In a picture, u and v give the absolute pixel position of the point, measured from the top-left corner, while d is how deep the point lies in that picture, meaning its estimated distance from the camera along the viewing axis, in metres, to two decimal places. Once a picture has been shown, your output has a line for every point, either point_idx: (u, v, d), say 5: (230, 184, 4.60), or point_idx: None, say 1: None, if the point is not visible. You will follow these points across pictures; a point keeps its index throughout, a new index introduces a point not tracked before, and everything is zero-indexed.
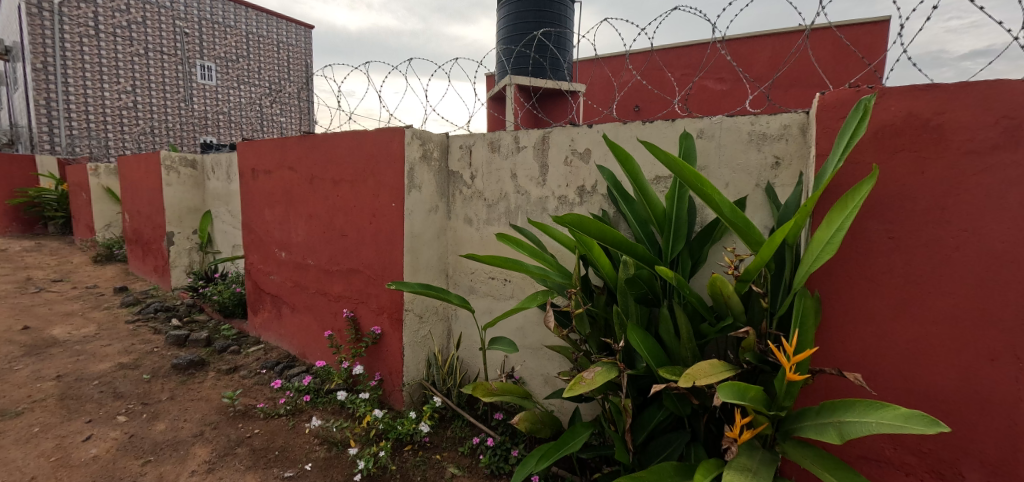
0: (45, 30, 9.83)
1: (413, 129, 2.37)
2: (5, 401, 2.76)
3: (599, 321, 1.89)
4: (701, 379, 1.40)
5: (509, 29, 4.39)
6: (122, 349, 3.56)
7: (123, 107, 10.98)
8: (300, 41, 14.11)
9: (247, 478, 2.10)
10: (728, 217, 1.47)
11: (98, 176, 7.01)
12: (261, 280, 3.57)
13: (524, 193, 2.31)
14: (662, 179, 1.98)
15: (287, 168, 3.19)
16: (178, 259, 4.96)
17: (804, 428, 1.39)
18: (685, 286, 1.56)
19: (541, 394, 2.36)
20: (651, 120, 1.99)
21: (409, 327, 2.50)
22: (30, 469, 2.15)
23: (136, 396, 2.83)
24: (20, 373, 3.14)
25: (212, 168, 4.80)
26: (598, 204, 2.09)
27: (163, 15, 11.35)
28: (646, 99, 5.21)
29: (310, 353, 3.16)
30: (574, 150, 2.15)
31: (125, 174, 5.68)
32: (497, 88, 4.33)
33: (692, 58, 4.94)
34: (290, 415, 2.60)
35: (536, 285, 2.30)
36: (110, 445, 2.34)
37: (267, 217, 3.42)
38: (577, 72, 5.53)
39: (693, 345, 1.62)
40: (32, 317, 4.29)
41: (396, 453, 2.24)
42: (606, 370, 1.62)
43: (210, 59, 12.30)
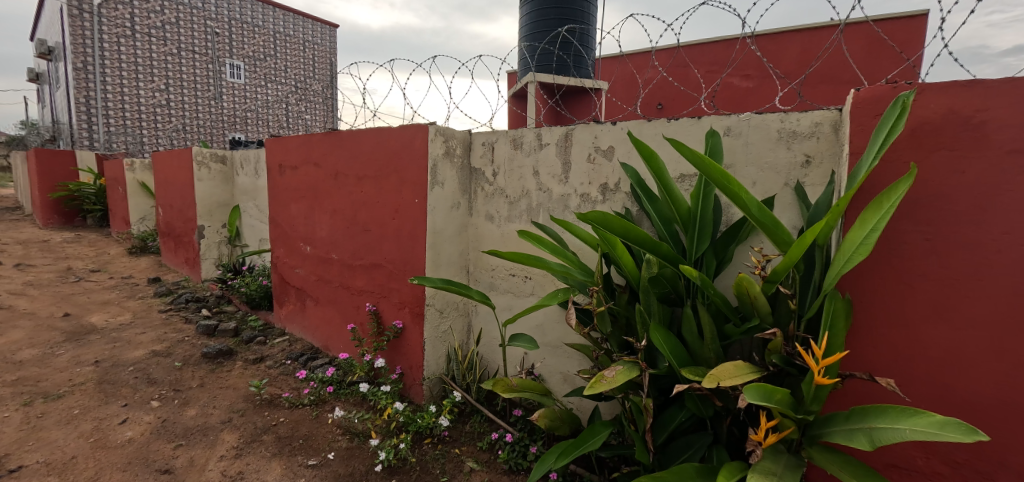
0: (85, 31, 10.27)
1: (436, 126, 2.39)
2: (47, 384, 2.90)
3: (620, 320, 1.88)
4: (726, 380, 1.38)
5: (533, 26, 4.37)
6: (156, 337, 3.70)
7: (156, 104, 11.39)
8: (325, 40, 14.34)
9: (273, 465, 2.16)
10: (756, 216, 1.44)
11: (134, 171, 7.28)
12: (286, 273, 3.65)
13: (546, 190, 2.31)
14: (687, 178, 1.95)
15: (313, 164, 3.25)
16: (209, 252, 5.12)
17: (832, 434, 1.35)
18: (710, 286, 1.53)
19: (560, 392, 2.35)
20: (677, 117, 1.96)
21: (431, 322, 2.53)
22: (71, 449, 2.25)
23: (168, 383, 2.94)
24: (62, 358, 3.30)
25: (241, 164, 4.94)
26: (621, 202, 2.08)
27: (195, 16, 11.70)
28: (670, 97, 5.13)
29: (333, 346, 3.23)
30: (597, 148, 2.13)
31: (159, 170, 5.88)
32: (520, 85, 4.32)
33: (719, 54, 4.84)
34: (313, 405, 2.66)
35: (556, 283, 2.29)
36: (144, 429, 2.43)
37: (292, 212, 3.51)
38: (600, 69, 5.49)
39: (716, 346, 1.60)
40: (73, 304, 4.50)
41: (415, 445, 2.27)
42: (628, 369, 1.61)
43: (239, 58, 12.64)
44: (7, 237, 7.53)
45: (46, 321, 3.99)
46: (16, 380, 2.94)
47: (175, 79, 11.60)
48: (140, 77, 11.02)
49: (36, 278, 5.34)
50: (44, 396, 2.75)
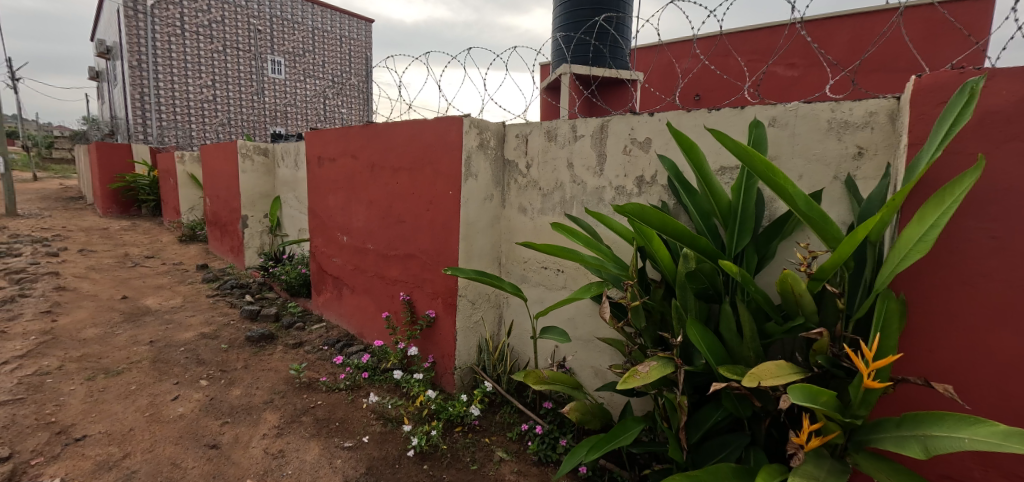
0: (141, 30, 10.89)
1: (471, 118, 2.40)
2: (108, 361, 3.11)
3: (654, 315, 1.85)
4: (767, 379, 1.33)
5: (568, 16, 4.31)
6: (204, 320, 3.92)
7: (204, 100, 11.96)
8: (362, 36, 14.56)
9: (311, 445, 2.25)
10: (802, 210, 1.38)
11: (184, 163, 7.68)
12: (324, 262, 3.77)
13: (580, 183, 2.28)
14: (728, 170, 1.88)
15: (350, 156, 3.33)
16: (252, 241, 5.33)
17: (881, 440, 1.28)
18: (751, 282, 1.47)
19: (591, 386, 2.34)
20: (718, 107, 1.89)
21: (462, 312, 2.55)
22: (129, 422, 2.42)
23: (215, 364, 3.10)
24: (121, 337, 3.54)
25: (282, 156, 5.11)
26: (657, 195, 2.03)
27: (239, 14, 12.19)
28: (708, 87, 4.97)
29: (367, 333, 3.32)
30: (634, 140, 2.08)
31: (207, 162, 6.18)
32: (553, 77, 4.29)
33: (763, 43, 4.64)
34: (349, 390, 2.75)
35: (589, 277, 2.26)
36: (194, 406, 2.58)
37: (330, 202, 3.61)
38: (637, 59, 5.37)
39: (756, 345, 1.54)
40: (130, 288, 4.81)
41: (446, 433, 2.31)
42: (662, 365, 1.58)
43: (280, 54, 13.07)
44: (71, 225, 8.10)
45: (107, 303, 4.28)
46: (81, 356, 3.17)
47: (221, 75, 12.14)
48: (189, 74, 11.59)
49: (98, 263, 5.74)
50: (106, 372, 2.96)
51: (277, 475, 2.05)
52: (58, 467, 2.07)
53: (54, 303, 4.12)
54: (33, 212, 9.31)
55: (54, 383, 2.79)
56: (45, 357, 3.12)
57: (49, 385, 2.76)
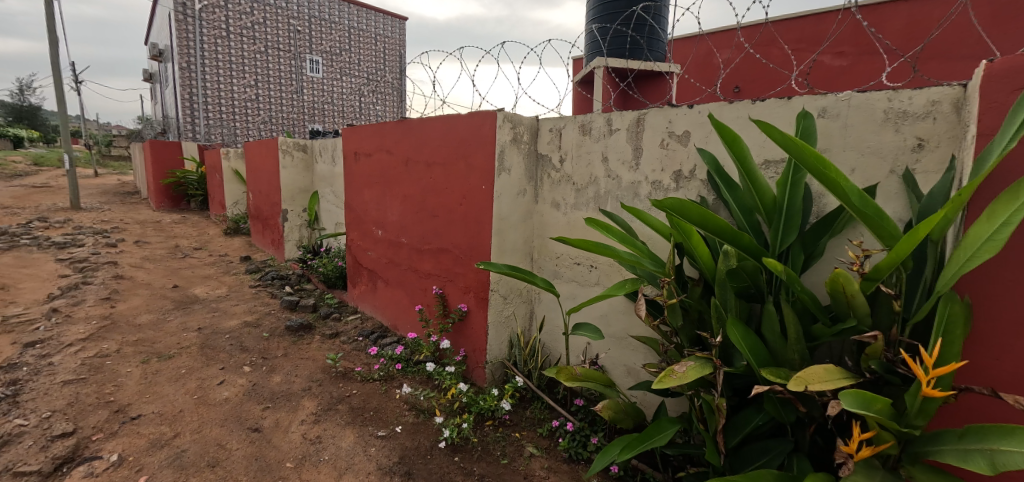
0: (190, 34, 11.45)
1: (504, 112, 2.38)
2: (160, 346, 3.30)
3: (692, 314, 1.80)
4: (814, 384, 1.26)
5: (602, 8, 4.23)
6: (248, 309, 4.09)
7: (247, 99, 12.49)
8: (395, 34, 14.70)
9: (347, 432, 2.31)
10: (856, 206, 1.29)
11: (229, 160, 8.02)
12: (359, 255, 3.86)
13: (615, 177, 2.23)
14: (773, 164, 1.80)
15: (385, 151, 3.39)
16: (291, 234, 5.52)
17: (941, 453, 1.20)
18: (797, 281, 1.40)
19: (623, 385, 2.30)
20: (764, 97, 1.80)
21: (494, 307, 2.56)
22: (179, 403, 2.55)
23: (257, 351, 3.23)
24: (172, 323, 3.75)
25: (320, 152, 5.25)
26: (696, 190, 1.96)
27: (280, 15, 12.63)
28: (748, 78, 4.78)
29: (401, 325, 3.38)
30: (671, 133, 2.02)
31: (250, 158, 6.43)
32: (586, 71, 4.22)
33: (811, 31, 4.41)
34: (383, 380, 2.81)
35: (623, 274, 2.22)
36: (238, 391, 2.70)
37: (366, 197, 3.69)
38: (674, 51, 5.24)
39: (802, 348, 1.47)
40: (180, 277, 5.08)
41: (477, 426, 2.33)
42: (700, 366, 1.53)
43: (317, 53, 13.46)
44: (128, 218, 8.63)
45: (159, 291, 4.54)
46: (136, 341, 3.38)
47: (263, 75, 12.64)
48: (233, 75, 12.13)
49: (152, 253, 6.08)
50: (158, 356, 3.14)
51: (314, 460, 2.12)
52: (115, 443, 2.21)
53: (112, 290, 4.40)
54: (94, 206, 9.97)
55: (112, 365, 2.98)
56: (105, 340, 3.33)
57: (108, 367, 2.94)
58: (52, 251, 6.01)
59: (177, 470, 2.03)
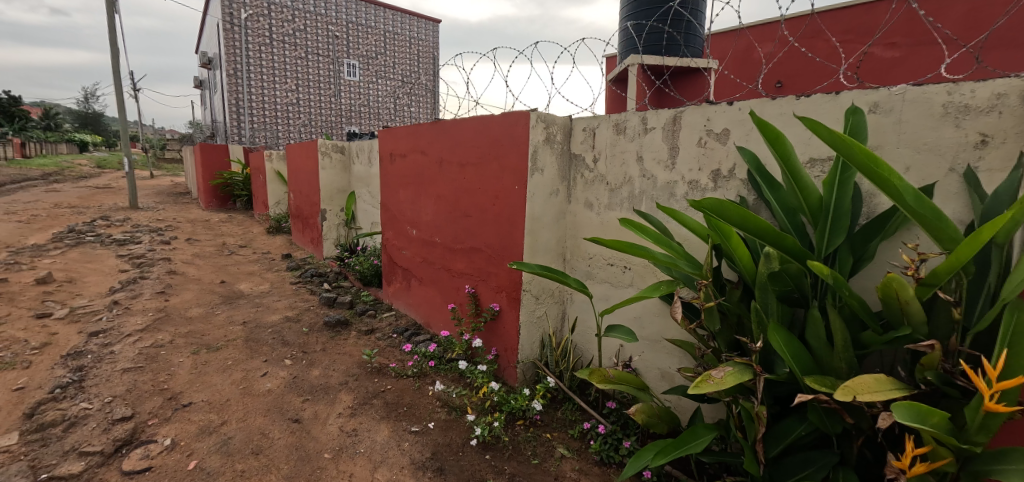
0: (236, 42, 12.01)
1: (538, 112, 2.38)
2: (209, 338, 3.48)
3: (730, 318, 1.75)
4: (864, 394, 1.20)
5: (637, 4, 4.15)
6: (289, 304, 4.26)
7: (288, 103, 13.01)
8: (429, 36, 14.94)
9: (382, 426, 2.36)
10: (912, 207, 1.21)
11: (273, 161, 8.36)
12: (394, 254, 3.95)
13: (650, 177, 2.19)
14: (819, 162, 1.72)
15: (420, 152, 3.45)
16: (329, 233, 5.70)
17: (1006, 473, 1.11)
18: (845, 285, 1.33)
19: (657, 389, 2.26)
20: (809, 93, 1.73)
21: (527, 307, 2.56)
22: (226, 393, 2.69)
23: (297, 345, 3.36)
24: (220, 316, 3.95)
25: (357, 153, 5.40)
26: (736, 190, 1.91)
27: (319, 22, 13.09)
28: (791, 73, 4.60)
29: (434, 323, 3.44)
30: (709, 131, 1.97)
31: (291, 159, 6.68)
32: (620, 68, 4.17)
33: (860, 21, 4.20)
34: (416, 377, 2.86)
35: (658, 275, 2.18)
36: (280, 382, 2.82)
37: (400, 197, 3.77)
38: (713, 46, 5.09)
39: (850, 355, 1.40)
40: (227, 273, 5.34)
41: (508, 425, 2.34)
42: (739, 372, 1.48)
43: (354, 57, 13.87)
44: (180, 217, 9.15)
45: (208, 286, 4.79)
46: (187, 332, 3.58)
47: (304, 80, 13.13)
48: (276, 80, 12.68)
49: (201, 250, 6.42)
50: (207, 347, 3.31)
51: (351, 452, 2.18)
52: (169, 428, 2.35)
53: (166, 285, 4.67)
54: (150, 206, 10.62)
55: (167, 355, 3.17)
56: (160, 332, 3.55)
57: (162, 356, 3.13)
58: (113, 247, 6.44)
59: (224, 456, 2.14)
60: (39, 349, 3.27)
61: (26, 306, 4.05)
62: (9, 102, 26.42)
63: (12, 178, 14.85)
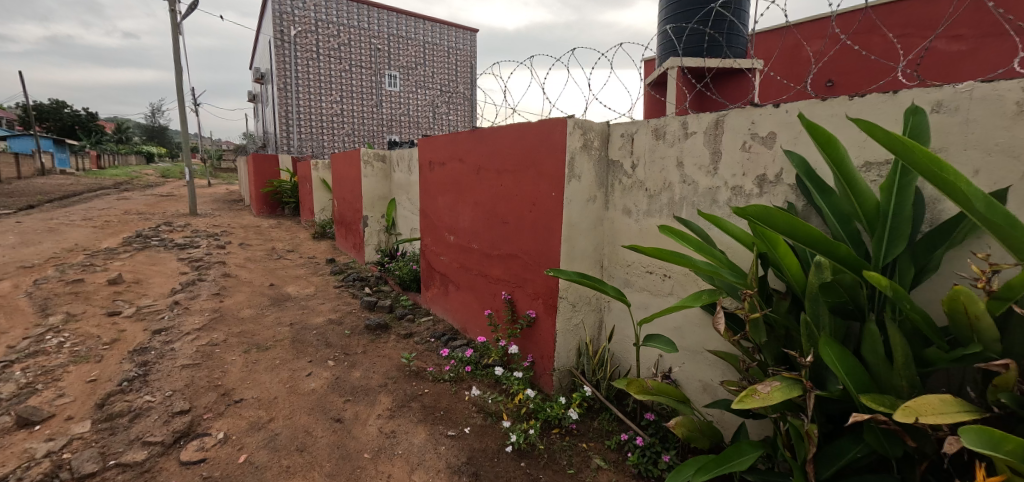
0: (287, 57, 12.69)
1: (575, 119, 2.38)
2: (259, 338, 3.66)
3: (777, 331, 1.67)
4: (928, 416, 1.12)
5: (677, 7, 4.08)
6: (332, 307, 4.42)
7: (334, 114, 13.60)
8: (466, 46, 15.26)
9: (419, 429, 2.40)
10: (982, 214, 1.12)
11: (319, 170, 8.74)
12: (432, 260, 4.03)
13: (691, 183, 2.13)
14: (874, 166, 1.63)
15: (458, 160, 3.51)
16: (371, 238, 5.88)
17: None
18: (905, 298, 1.25)
19: (698, 402, 2.18)
20: (863, 93, 1.64)
21: (564, 314, 2.55)
22: (274, 391, 2.81)
23: (340, 347, 3.48)
24: (269, 317, 4.16)
25: (398, 161, 5.56)
26: (783, 196, 1.83)
27: (363, 36, 13.66)
28: (843, 71, 4.37)
29: (470, 329, 3.48)
30: (754, 135, 1.90)
31: (336, 168, 6.97)
32: (659, 72, 4.09)
33: (921, 13, 3.94)
34: (453, 381, 2.89)
35: (699, 284, 2.11)
36: (324, 382, 2.92)
37: (439, 204, 3.85)
38: (758, 45, 4.92)
39: (911, 373, 1.31)
40: (276, 277, 5.62)
41: (544, 433, 2.32)
42: (787, 387, 1.41)
43: (395, 69, 14.36)
44: (234, 223, 9.70)
45: (258, 289, 5.05)
46: (240, 332, 3.78)
47: (348, 92, 13.71)
48: (322, 93, 13.30)
49: (252, 254, 6.79)
50: (257, 347, 3.48)
51: (389, 453, 2.23)
52: (222, 422, 2.49)
53: (221, 286, 4.96)
54: (207, 212, 11.32)
55: (221, 353, 3.36)
56: (215, 331, 3.77)
57: (217, 354, 3.32)
58: (175, 251, 6.91)
59: (272, 451, 2.24)
60: (110, 345, 3.55)
61: (99, 304, 4.41)
62: (88, 118, 28.88)
63: (90, 187, 16.25)
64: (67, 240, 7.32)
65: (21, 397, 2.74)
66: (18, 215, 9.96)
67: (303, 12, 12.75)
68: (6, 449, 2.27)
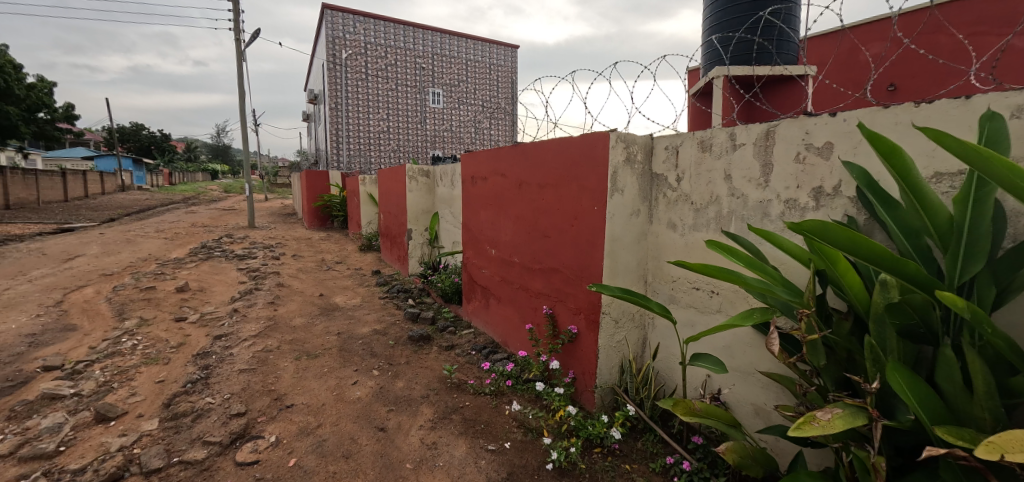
0: (338, 79, 13.42)
1: (617, 132, 2.36)
2: (309, 346, 3.82)
3: (838, 353, 1.57)
4: (1016, 454, 1.01)
5: (722, 15, 3.99)
6: (377, 318, 4.55)
7: (381, 131, 14.19)
8: (507, 62, 15.57)
9: (460, 442, 2.42)
10: None
11: (366, 185, 9.10)
12: (474, 273, 4.08)
13: (740, 196, 2.06)
14: (946, 177, 1.51)
15: (500, 174, 3.56)
16: (415, 251, 6.04)
17: None
18: (986, 321, 1.14)
19: (751, 427, 2.07)
20: (930, 99, 1.53)
21: (606, 330, 2.50)
22: (322, 398, 2.92)
23: (384, 357, 3.57)
24: (319, 326, 4.33)
25: (441, 176, 5.70)
26: (842, 210, 1.73)
27: (408, 56, 14.25)
28: (906, 74, 4.11)
29: (511, 343, 3.48)
30: (809, 146, 1.81)
31: (382, 184, 7.24)
32: (705, 82, 4.00)
33: (995, 10, 3.66)
34: (493, 395, 2.90)
35: (750, 301, 2.03)
36: (368, 391, 3.00)
37: (480, 218, 3.91)
38: (811, 50, 4.74)
39: (995, 405, 1.19)
40: (325, 287, 5.86)
41: (586, 452, 2.27)
42: (850, 415, 1.31)
43: (439, 86, 14.84)
44: (287, 235, 10.25)
45: (309, 298, 5.28)
46: (292, 340, 3.96)
47: (394, 109, 14.29)
48: (370, 111, 13.93)
49: (304, 265, 7.13)
50: (307, 355, 3.63)
51: (430, 464, 2.25)
52: (274, 425, 2.61)
53: (275, 296, 5.23)
54: (264, 226, 12.02)
55: (274, 359, 3.53)
56: (270, 338, 3.97)
57: (270, 360, 3.49)
58: (234, 261, 7.37)
59: (319, 456, 2.32)
60: (177, 348, 3.81)
61: (168, 310, 4.76)
62: (162, 139, 31.70)
63: (163, 202, 17.71)
64: (142, 250, 7.98)
65: (100, 394, 2.99)
66: (102, 227, 10.98)
67: (354, 36, 13.50)
68: (85, 442, 2.48)
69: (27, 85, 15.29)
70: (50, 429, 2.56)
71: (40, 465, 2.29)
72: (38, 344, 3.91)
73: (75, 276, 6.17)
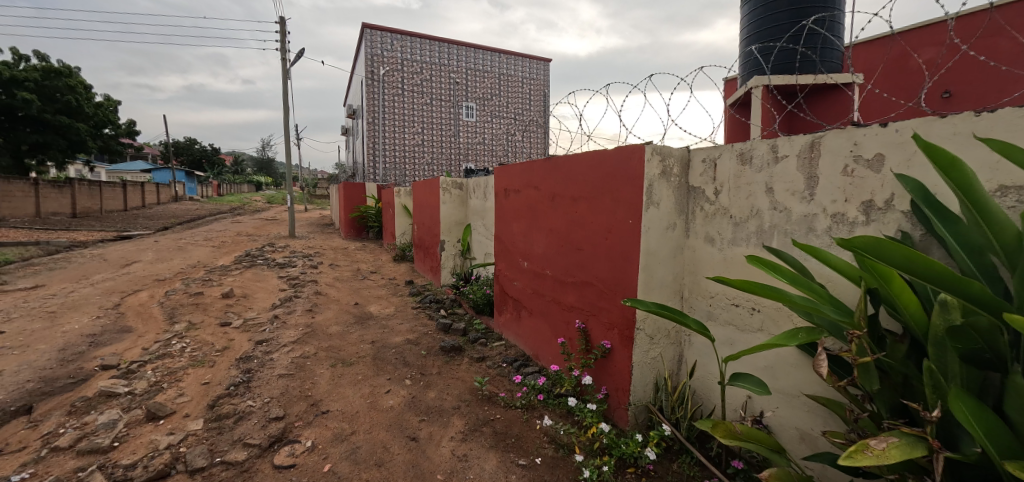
0: (376, 94, 13.90)
1: (653, 145, 2.33)
2: (345, 353, 3.92)
3: (892, 378, 1.48)
4: None
5: (761, 24, 3.90)
6: (410, 328, 4.62)
7: (415, 144, 14.56)
8: (540, 75, 15.72)
9: (490, 455, 2.40)
10: None
11: (401, 197, 9.33)
12: (506, 285, 4.08)
13: (783, 210, 1.99)
14: (1011, 191, 1.42)
15: (532, 187, 3.57)
16: (447, 262, 6.12)
17: None
18: None
19: (796, 453, 1.97)
20: (992, 108, 1.45)
21: (640, 347, 2.45)
22: (356, 405, 2.98)
23: (416, 367, 3.61)
24: (354, 335, 4.43)
25: (473, 188, 5.78)
26: (895, 225, 1.64)
27: (443, 71, 14.62)
28: (962, 81, 3.89)
29: (542, 356, 3.45)
30: (858, 158, 1.74)
31: (416, 196, 7.40)
32: (744, 93, 3.90)
33: None
34: (524, 409, 2.87)
35: (794, 320, 1.94)
36: (400, 400, 3.04)
37: (513, 230, 3.93)
38: (856, 58, 4.56)
39: None
40: (360, 296, 6.01)
41: (619, 472, 2.22)
42: (908, 445, 1.23)
43: (473, 100, 15.11)
44: (326, 245, 10.61)
45: (345, 307, 5.43)
46: (328, 347, 4.07)
47: (428, 123, 14.65)
48: (406, 125, 14.33)
49: (340, 274, 7.35)
50: (342, 362, 3.72)
51: (460, 476, 2.25)
52: (310, 430, 2.67)
53: (313, 304, 5.40)
54: (304, 235, 12.49)
55: (311, 365, 3.63)
56: (307, 344, 4.10)
57: (308, 366, 3.60)
58: (276, 269, 7.68)
59: (353, 463, 2.36)
60: (221, 352, 3.98)
61: (214, 315, 4.99)
62: (213, 152, 33.65)
63: (212, 212, 18.73)
64: (192, 257, 8.44)
65: (151, 394, 3.16)
66: (157, 235, 11.71)
67: (392, 53, 13.99)
68: (137, 439, 2.61)
69: (96, 104, 16.60)
70: (105, 425, 2.71)
71: (95, 459, 2.43)
72: (97, 344, 4.18)
73: (132, 281, 6.58)
